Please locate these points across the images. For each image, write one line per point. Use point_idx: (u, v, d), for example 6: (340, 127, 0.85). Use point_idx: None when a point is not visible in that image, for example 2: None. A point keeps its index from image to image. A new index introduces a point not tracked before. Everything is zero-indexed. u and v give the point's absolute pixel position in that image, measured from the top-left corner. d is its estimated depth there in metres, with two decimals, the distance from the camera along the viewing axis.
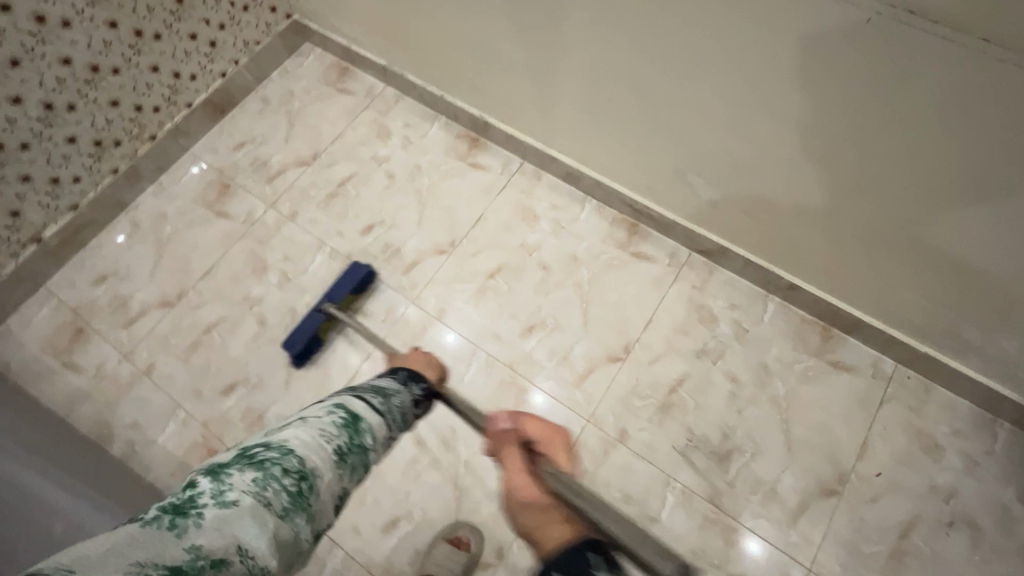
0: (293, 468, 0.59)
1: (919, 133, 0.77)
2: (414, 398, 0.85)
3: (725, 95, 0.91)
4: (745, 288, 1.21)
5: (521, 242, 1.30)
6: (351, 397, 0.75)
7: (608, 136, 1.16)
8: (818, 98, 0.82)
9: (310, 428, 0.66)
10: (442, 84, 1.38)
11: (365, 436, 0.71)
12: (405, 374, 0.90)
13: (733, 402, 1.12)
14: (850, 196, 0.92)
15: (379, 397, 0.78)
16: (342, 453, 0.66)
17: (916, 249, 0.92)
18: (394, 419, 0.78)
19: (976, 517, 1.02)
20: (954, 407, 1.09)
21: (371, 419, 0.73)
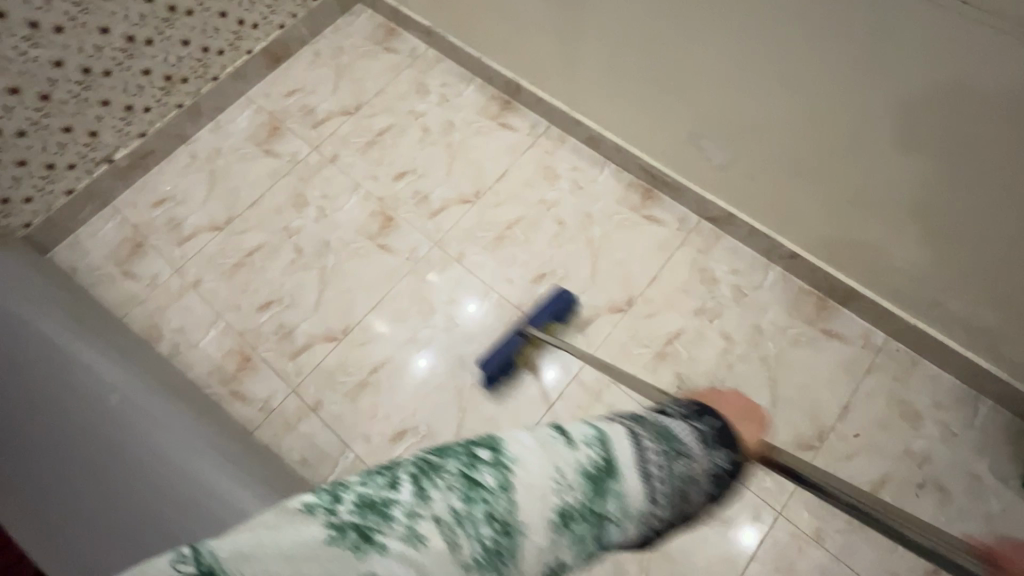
0: (500, 515, 0.47)
1: (907, 95, 0.82)
2: (702, 467, 0.61)
3: (749, 58, 0.96)
4: (748, 255, 1.28)
5: (541, 198, 1.39)
6: (624, 436, 0.58)
7: (630, 99, 1.23)
8: (819, 61, 0.88)
9: (547, 451, 0.52)
10: (480, 47, 1.48)
11: (611, 503, 0.54)
12: (712, 419, 0.67)
13: (725, 358, 1.19)
14: (862, 160, 0.96)
15: (663, 456, 0.59)
16: (567, 518, 0.51)
17: (906, 215, 0.98)
18: (669, 494, 0.58)
19: (946, 482, 1.07)
20: (938, 381, 1.14)
21: (632, 486, 0.55)
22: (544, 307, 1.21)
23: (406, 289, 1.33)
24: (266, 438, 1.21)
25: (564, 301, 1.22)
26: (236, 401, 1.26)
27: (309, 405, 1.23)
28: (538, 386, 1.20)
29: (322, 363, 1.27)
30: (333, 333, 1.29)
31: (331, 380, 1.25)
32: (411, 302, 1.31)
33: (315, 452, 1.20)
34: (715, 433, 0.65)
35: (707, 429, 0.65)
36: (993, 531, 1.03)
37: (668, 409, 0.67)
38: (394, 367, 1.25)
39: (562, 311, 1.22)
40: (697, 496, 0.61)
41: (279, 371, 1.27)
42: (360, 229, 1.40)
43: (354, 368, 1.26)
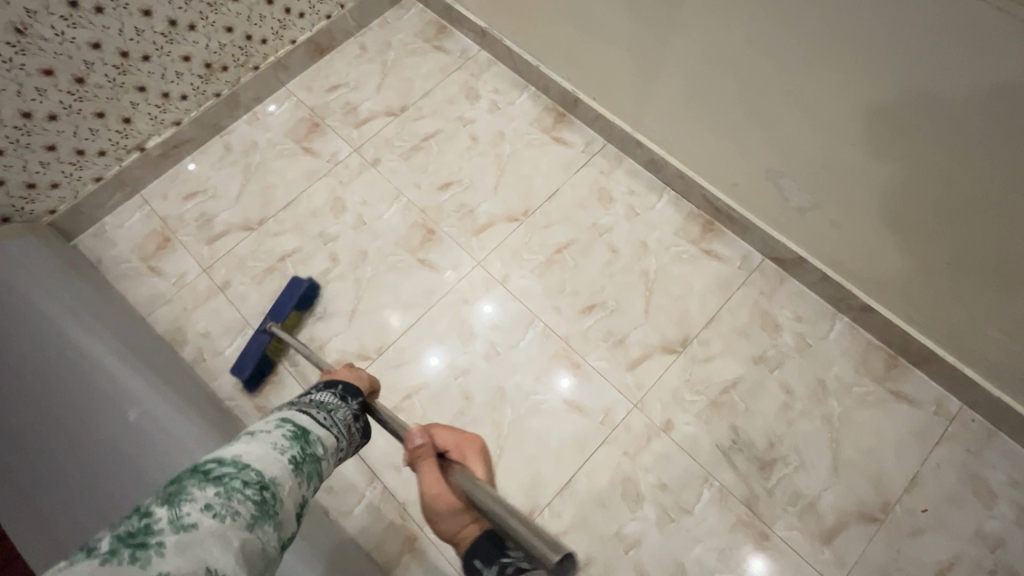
0: (254, 479, 0.52)
1: (971, 131, 0.75)
2: (354, 411, 0.72)
3: (859, 101, 0.85)
4: (815, 303, 1.19)
5: (593, 222, 1.31)
6: (291, 410, 0.65)
7: (702, 126, 1.14)
8: (894, 99, 0.81)
9: (256, 441, 0.57)
10: (538, 54, 1.39)
11: (317, 446, 0.62)
12: (346, 385, 0.75)
13: (785, 413, 1.11)
14: (931, 204, 0.88)
15: (322, 411, 0.67)
16: (297, 462, 0.58)
17: (986, 267, 0.89)
18: (342, 428, 0.68)
19: (1021, 571, 0.99)
20: (1016, 458, 1.06)
21: (319, 431, 0.64)
22: (284, 299, 1.21)
23: (445, 310, 1.25)
24: None
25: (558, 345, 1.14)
26: (260, 417, 1.19)
27: None
28: (583, 428, 1.13)
29: None
30: (367, 351, 1.22)
31: None
32: (450, 323, 1.24)
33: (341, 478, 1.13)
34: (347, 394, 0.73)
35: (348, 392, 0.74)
36: None
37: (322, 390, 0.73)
38: (429, 393, 1.18)
39: (303, 299, 1.23)
40: (353, 437, 0.70)
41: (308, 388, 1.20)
42: (399, 241, 1.32)
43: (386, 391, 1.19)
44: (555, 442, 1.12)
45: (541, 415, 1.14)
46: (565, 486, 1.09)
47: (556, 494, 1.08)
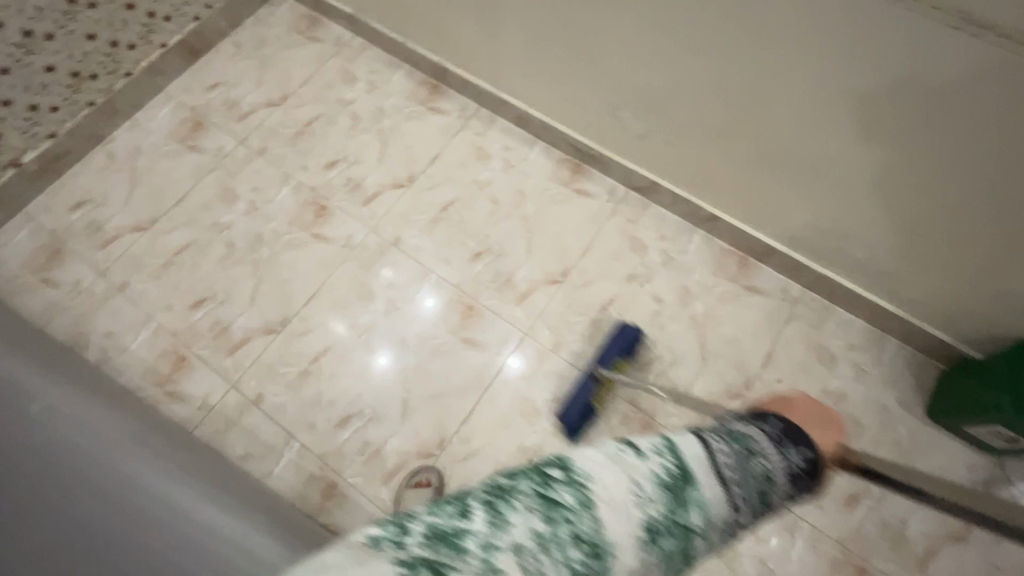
0: (586, 533, 0.42)
1: (776, 42, 0.88)
2: (785, 467, 0.54)
3: (671, 24, 0.97)
4: (674, 221, 1.34)
5: (473, 179, 1.42)
6: (692, 442, 0.51)
7: (550, 74, 1.26)
8: (707, 21, 0.93)
9: (617, 462, 0.47)
10: (403, 32, 1.48)
11: (695, 514, 0.47)
12: (781, 422, 0.58)
13: (656, 319, 1.25)
14: (754, 116, 1.01)
15: (732, 454, 0.52)
16: (652, 533, 0.45)
17: (801, 165, 1.04)
18: (750, 498, 0.51)
19: (859, 416, 1.16)
20: (849, 325, 1.23)
21: (706, 486, 0.48)
22: (612, 344, 1.17)
23: (344, 277, 1.32)
24: (207, 435, 1.19)
25: (631, 336, 1.18)
26: (173, 402, 1.22)
27: (250, 399, 1.22)
28: (481, 362, 1.23)
29: (262, 356, 1.25)
30: (271, 325, 1.28)
31: (272, 372, 1.24)
32: (350, 288, 1.31)
33: (260, 445, 1.18)
34: (783, 434, 0.56)
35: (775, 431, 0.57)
36: (902, 456, 1.13)
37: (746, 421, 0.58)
38: (336, 354, 1.25)
39: (630, 346, 1.17)
40: (776, 500, 0.54)
41: (217, 367, 1.25)
42: (293, 220, 1.38)
43: (294, 358, 1.25)
44: (456, 378, 1.22)
45: (442, 357, 1.23)
46: (469, 414, 1.19)
47: (463, 424, 1.18)
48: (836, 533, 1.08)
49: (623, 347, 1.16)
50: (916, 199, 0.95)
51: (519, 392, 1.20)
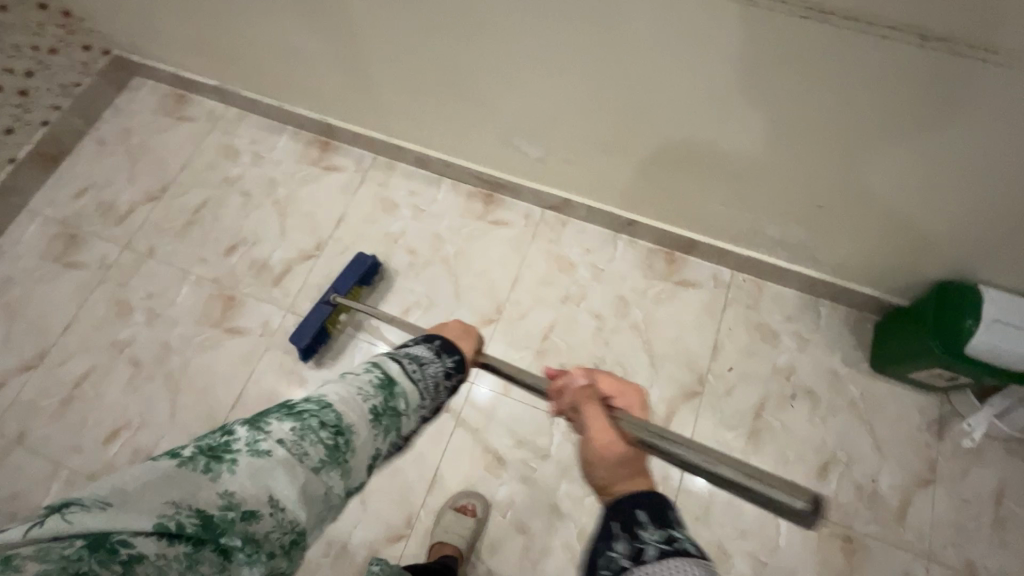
0: (331, 421, 0.63)
1: (647, 48, 0.86)
2: (446, 368, 0.81)
3: (541, 47, 0.94)
4: (595, 232, 1.32)
5: (385, 232, 1.35)
6: (387, 359, 0.75)
7: (435, 115, 1.21)
8: (574, 39, 0.90)
9: (347, 382, 0.69)
10: (277, 95, 1.40)
11: (400, 401, 0.71)
12: (440, 342, 0.84)
13: (599, 335, 1.23)
14: (642, 122, 0.99)
15: (415, 364, 0.76)
16: (377, 415, 0.68)
17: (699, 162, 1.03)
18: (430, 387, 0.77)
19: (812, 385, 1.17)
20: (783, 298, 1.24)
21: (406, 385, 0.73)
22: (347, 274, 1.22)
23: (268, 368, 1.22)
24: None
25: (369, 263, 1.24)
26: None
27: None
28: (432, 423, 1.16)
29: None
30: None
31: None
32: (277, 378, 1.21)
33: None
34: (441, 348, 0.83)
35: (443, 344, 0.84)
36: (860, 415, 1.14)
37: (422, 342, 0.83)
38: None
39: (365, 273, 1.24)
40: (443, 388, 0.80)
41: None
42: (200, 319, 1.28)
43: None
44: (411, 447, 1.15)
45: None
46: (433, 481, 1.12)
47: (428, 494, 1.11)
48: None
49: (357, 274, 1.22)
50: (810, 174, 0.96)
51: (478, 445, 1.14)
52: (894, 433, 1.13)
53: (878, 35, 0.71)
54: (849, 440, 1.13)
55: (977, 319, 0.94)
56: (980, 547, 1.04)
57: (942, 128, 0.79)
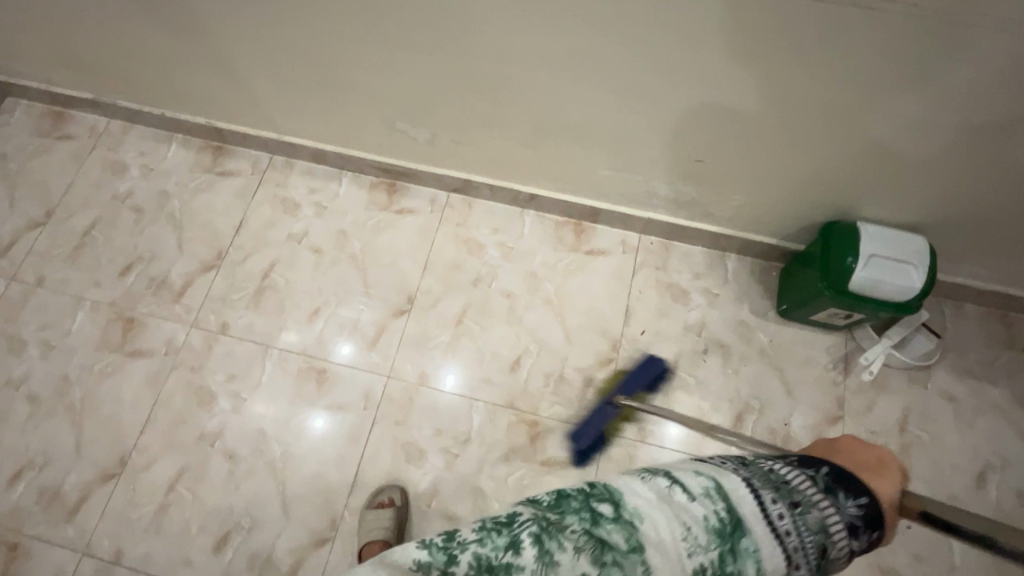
0: (636, 560, 0.51)
1: (494, 15, 0.83)
2: (845, 521, 0.56)
3: (392, 27, 0.90)
4: (502, 210, 1.30)
5: (288, 233, 1.30)
6: (740, 486, 0.56)
7: (316, 107, 1.16)
8: (422, 15, 0.86)
9: (671, 506, 0.53)
10: (158, 102, 1.33)
11: (745, 562, 0.53)
12: (832, 469, 0.60)
13: (513, 314, 1.22)
14: (511, 93, 0.96)
15: (784, 506, 0.55)
16: (701, 572, 0.52)
17: (577, 129, 1.01)
18: (807, 549, 0.53)
19: (724, 339, 1.18)
20: (691, 255, 1.25)
21: (762, 542, 0.53)
22: (634, 375, 1.14)
23: (176, 388, 1.18)
24: None
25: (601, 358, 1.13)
26: None
27: (108, 560, 1.06)
28: (350, 423, 1.14)
29: (108, 508, 1.10)
30: (109, 470, 1.12)
31: (124, 521, 1.09)
32: (186, 397, 1.17)
33: None
34: (829, 477, 0.58)
35: (834, 472, 0.59)
36: (772, 361, 1.16)
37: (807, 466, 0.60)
38: (192, 473, 1.12)
39: (647, 377, 1.15)
40: (834, 553, 0.55)
41: (59, 540, 1.08)
42: (99, 345, 1.22)
43: (146, 496, 1.10)
44: (330, 450, 1.13)
45: (308, 434, 1.13)
46: (355, 481, 1.11)
47: (351, 494, 1.10)
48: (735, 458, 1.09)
49: (646, 374, 1.14)
50: (683, 128, 0.94)
51: (399, 439, 1.13)
52: (803, 375, 1.15)
53: None
54: (762, 388, 1.15)
55: (856, 256, 0.95)
56: None
57: (785, 62, 0.78)
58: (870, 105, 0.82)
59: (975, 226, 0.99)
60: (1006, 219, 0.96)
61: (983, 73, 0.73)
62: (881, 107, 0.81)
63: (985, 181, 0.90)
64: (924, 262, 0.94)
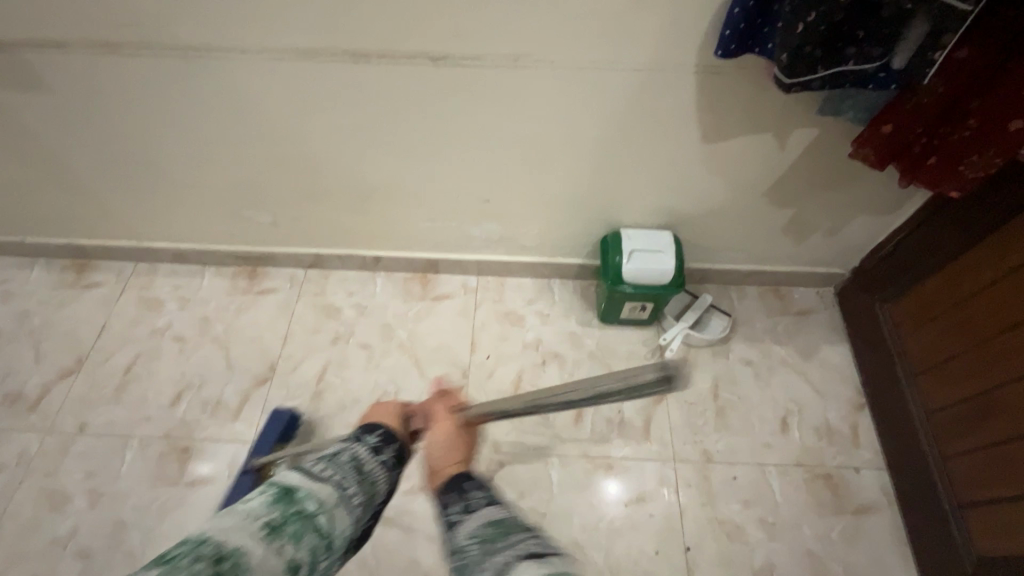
0: (209, 552, 0.53)
1: (283, 114, 1.03)
2: (370, 449, 0.78)
3: (205, 133, 1.08)
4: (355, 276, 1.46)
5: (151, 328, 1.38)
6: (289, 472, 0.67)
7: (165, 209, 1.31)
8: (228, 120, 1.05)
9: (238, 510, 0.59)
10: (18, 230, 1.42)
11: (306, 502, 0.63)
12: (377, 430, 0.83)
13: (370, 363, 1.33)
14: (318, 171, 1.16)
15: (321, 466, 0.69)
16: (276, 525, 0.59)
17: (383, 191, 1.20)
18: (348, 482, 0.70)
19: (559, 350, 1.35)
20: (522, 285, 1.45)
21: (310, 486, 0.65)
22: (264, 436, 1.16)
23: (27, 497, 1.15)
24: None
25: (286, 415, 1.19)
26: None
27: None
28: (212, 493, 1.16)
29: None
30: None
31: None
32: (37, 504, 1.15)
33: None
34: (373, 444, 0.79)
35: (376, 441, 0.81)
36: (601, 360, 1.33)
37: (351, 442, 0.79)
38: None
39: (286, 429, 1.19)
40: (373, 479, 0.74)
41: None
42: None
43: None
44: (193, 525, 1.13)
45: (169, 515, 1.14)
46: None
47: None
48: (579, 450, 1.21)
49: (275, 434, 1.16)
50: (462, 179, 1.16)
51: None
52: (628, 366, 1.32)
53: (423, 70, 0.92)
54: None
55: (622, 253, 1.19)
56: (711, 436, 1.23)
57: (506, 120, 1.01)
58: (578, 142, 1.05)
59: (714, 222, 1.24)
60: (732, 213, 1.21)
61: (645, 108, 0.97)
62: (592, 141, 1.05)
63: (699, 183, 1.13)
64: (672, 250, 1.19)
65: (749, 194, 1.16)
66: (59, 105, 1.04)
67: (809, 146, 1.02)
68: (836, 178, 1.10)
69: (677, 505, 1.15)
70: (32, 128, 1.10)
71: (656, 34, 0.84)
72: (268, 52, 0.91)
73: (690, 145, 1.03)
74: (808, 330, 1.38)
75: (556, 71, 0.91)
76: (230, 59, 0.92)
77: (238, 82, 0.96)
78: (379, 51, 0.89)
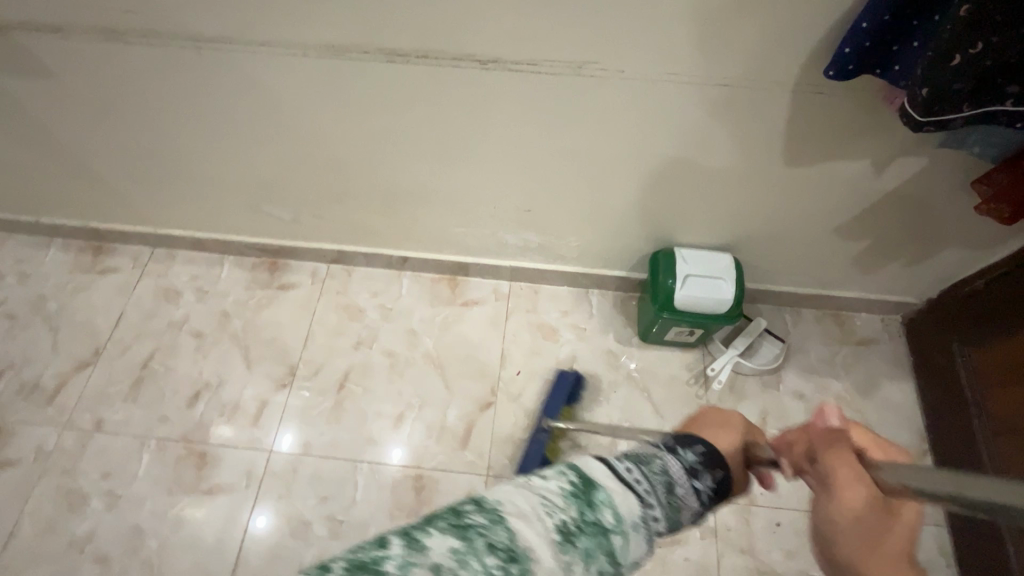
0: (502, 542, 0.34)
1: (310, 112, 0.92)
2: (686, 467, 0.45)
3: (222, 127, 0.97)
4: (380, 274, 1.37)
5: (169, 321, 1.32)
6: (590, 459, 0.41)
7: (182, 200, 1.22)
8: (250, 117, 0.94)
9: (530, 488, 0.38)
10: (31, 210, 1.36)
11: (606, 512, 0.38)
12: (699, 443, 0.48)
13: (394, 371, 1.26)
14: (344, 171, 1.05)
15: (628, 462, 0.43)
16: (571, 535, 0.36)
17: (415, 195, 1.10)
18: (660, 503, 0.42)
19: (594, 370, 1.26)
20: (558, 295, 1.34)
21: (614, 488, 0.40)
22: (555, 396, 1.18)
23: (44, 495, 1.13)
24: None
25: (568, 380, 1.20)
26: None
27: None
28: (228, 503, 1.12)
29: None
30: None
31: None
32: (55, 503, 1.12)
33: None
34: (703, 460, 0.47)
35: (703, 452, 0.47)
36: (640, 385, 1.24)
37: (687, 442, 0.48)
38: None
39: (572, 393, 1.20)
40: (686, 517, 0.44)
41: None
42: None
43: None
44: (209, 536, 1.10)
45: (186, 523, 1.11)
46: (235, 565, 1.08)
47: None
48: None
49: (564, 394, 1.18)
50: (504, 188, 1.04)
51: (283, 513, 1.11)
52: (669, 393, 1.23)
53: (469, 74, 0.80)
54: (635, 411, 1.21)
55: (675, 277, 1.07)
56: None
57: (564, 131, 0.88)
58: (639, 157, 0.92)
59: (781, 245, 1.11)
60: (804, 237, 1.07)
61: (723, 124, 0.83)
62: (657, 157, 0.92)
63: (771, 205, 0.99)
64: (733, 276, 1.07)
65: (828, 219, 1.01)
66: (64, 91, 0.94)
67: (911, 176, 0.88)
68: (934, 208, 0.96)
69: (714, 550, 1.08)
70: (37, 114, 1.01)
71: (748, 45, 0.72)
72: (295, 48, 0.80)
73: (767, 165, 0.90)
74: (869, 363, 1.26)
75: (624, 82, 0.79)
76: (253, 53, 0.82)
77: (260, 76, 0.86)
78: (418, 50, 0.78)
